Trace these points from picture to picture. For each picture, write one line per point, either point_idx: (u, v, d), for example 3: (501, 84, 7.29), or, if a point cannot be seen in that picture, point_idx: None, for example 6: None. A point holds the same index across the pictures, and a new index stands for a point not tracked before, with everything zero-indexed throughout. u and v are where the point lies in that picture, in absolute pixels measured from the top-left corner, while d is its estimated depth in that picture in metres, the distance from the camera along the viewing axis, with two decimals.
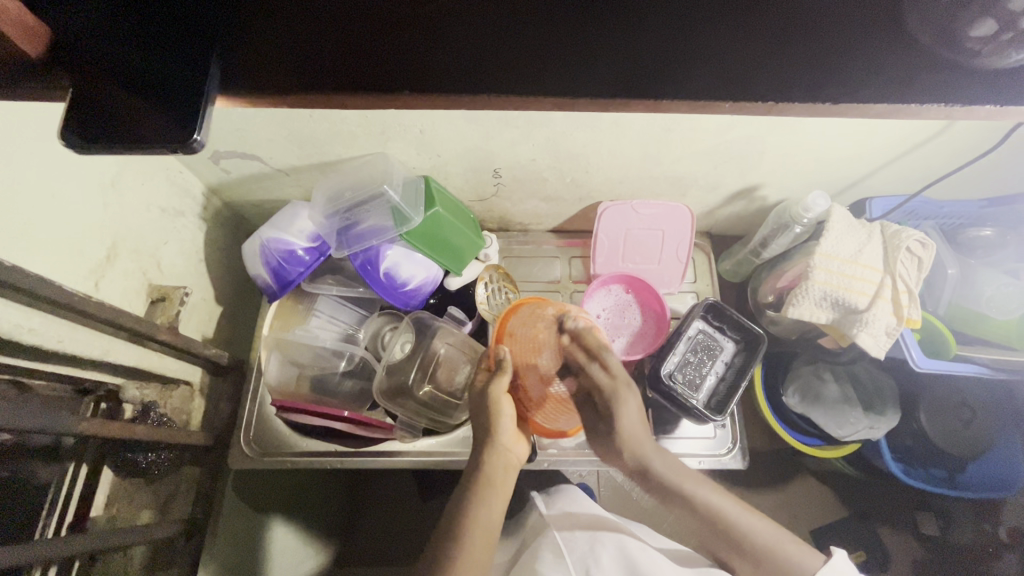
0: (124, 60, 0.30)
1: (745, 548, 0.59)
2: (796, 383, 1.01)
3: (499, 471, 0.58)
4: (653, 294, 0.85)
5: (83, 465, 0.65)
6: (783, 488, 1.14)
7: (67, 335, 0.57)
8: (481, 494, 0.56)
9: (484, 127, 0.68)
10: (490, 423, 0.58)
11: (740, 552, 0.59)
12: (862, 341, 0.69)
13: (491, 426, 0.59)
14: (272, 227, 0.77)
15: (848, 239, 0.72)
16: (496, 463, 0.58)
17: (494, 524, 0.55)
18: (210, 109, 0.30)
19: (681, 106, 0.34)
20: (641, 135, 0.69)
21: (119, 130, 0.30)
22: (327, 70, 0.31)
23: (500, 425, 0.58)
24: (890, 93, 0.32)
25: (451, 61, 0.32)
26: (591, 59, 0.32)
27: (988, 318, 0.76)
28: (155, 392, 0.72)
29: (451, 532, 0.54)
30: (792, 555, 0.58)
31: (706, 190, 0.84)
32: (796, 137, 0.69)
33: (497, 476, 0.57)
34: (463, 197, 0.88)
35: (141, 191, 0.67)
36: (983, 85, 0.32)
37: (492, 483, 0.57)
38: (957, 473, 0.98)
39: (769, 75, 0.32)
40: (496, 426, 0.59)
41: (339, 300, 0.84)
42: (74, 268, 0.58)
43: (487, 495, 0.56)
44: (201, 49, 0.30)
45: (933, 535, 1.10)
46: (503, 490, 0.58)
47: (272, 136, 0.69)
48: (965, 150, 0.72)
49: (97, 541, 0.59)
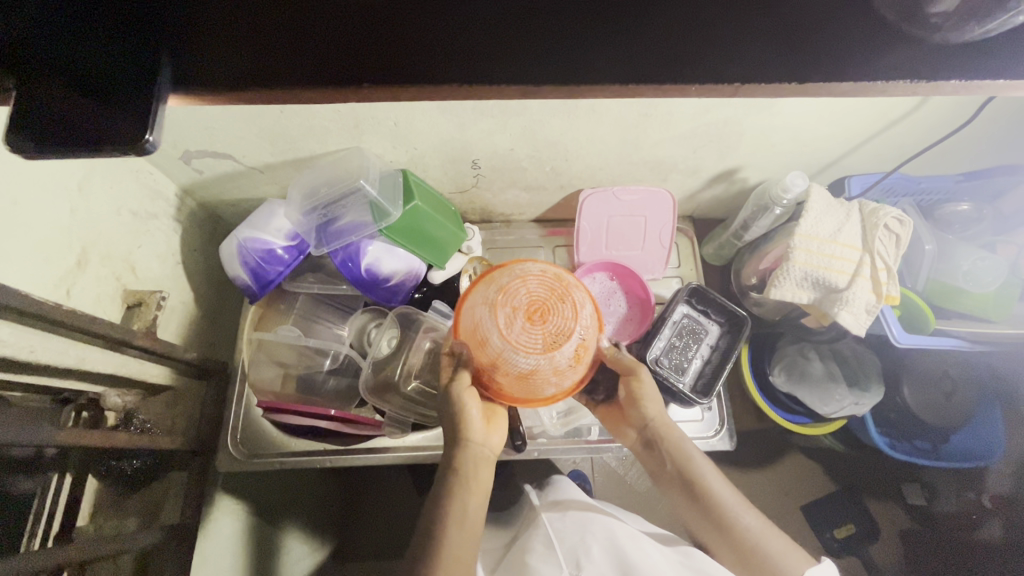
0: (69, 60, 0.29)
1: (737, 544, 0.60)
2: (782, 363, 1.02)
3: (468, 470, 0.58)
4: (637, 280, 0.86)
5: (66, 476, 0.65)
6: (772, 466, 1.16)
7: (41, 345, 0.55)
8: (458, 492, 0.56)
9: (459, 117, 0.67)
10: (460, 417, 0.58)
11: (731, 548, 0.61)
12: (843, 320, 0.70)
13: (461, 426, 0.58)
14: (249, 227, 0.75)
15: (827, 219, 0.73)
16: (467, 458, 0.58)
17: (472, 517, 0.56)
18: (161, 108, 0.29)
19: (648, 91, 0.33)
20: (619, 120, 0.69)
21: (67, 133, 0.29)
22: (285, 65, 0.31)
23: (469, 420, 0.58)
24: (858, 72, 0.32)
25: (416, 56, 0.31)
26: (551, 46, 0.32)
27: (967, 292, 0.77)
28: (137, 398, 0.71)
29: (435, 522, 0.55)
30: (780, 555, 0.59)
31: (687, 174, 0.84)
32: (772, 118, 0.69)
33: (468, 474, 0.57)
34: (443, 189, 0.87)
35: (110, 195, 0.65)
36: (948, 61, 0.32)
37: (464, 484, 0.57)
38: (940, 444, 1.00)
39: (736, 55, 0.32)
40: (466, 426, 0.58)
41: (319, 299, 0.85)
42: (42, 277, 0.56)
43: (461, 493, 0.56)
44: (152, 48, 0.29)
45: (920, 506, 1.12)
46: (480, 485, 0.58)
47: (243, 134, 0.67)
48: (940, 125, 0.73)
49: (84, 552, 0.59)
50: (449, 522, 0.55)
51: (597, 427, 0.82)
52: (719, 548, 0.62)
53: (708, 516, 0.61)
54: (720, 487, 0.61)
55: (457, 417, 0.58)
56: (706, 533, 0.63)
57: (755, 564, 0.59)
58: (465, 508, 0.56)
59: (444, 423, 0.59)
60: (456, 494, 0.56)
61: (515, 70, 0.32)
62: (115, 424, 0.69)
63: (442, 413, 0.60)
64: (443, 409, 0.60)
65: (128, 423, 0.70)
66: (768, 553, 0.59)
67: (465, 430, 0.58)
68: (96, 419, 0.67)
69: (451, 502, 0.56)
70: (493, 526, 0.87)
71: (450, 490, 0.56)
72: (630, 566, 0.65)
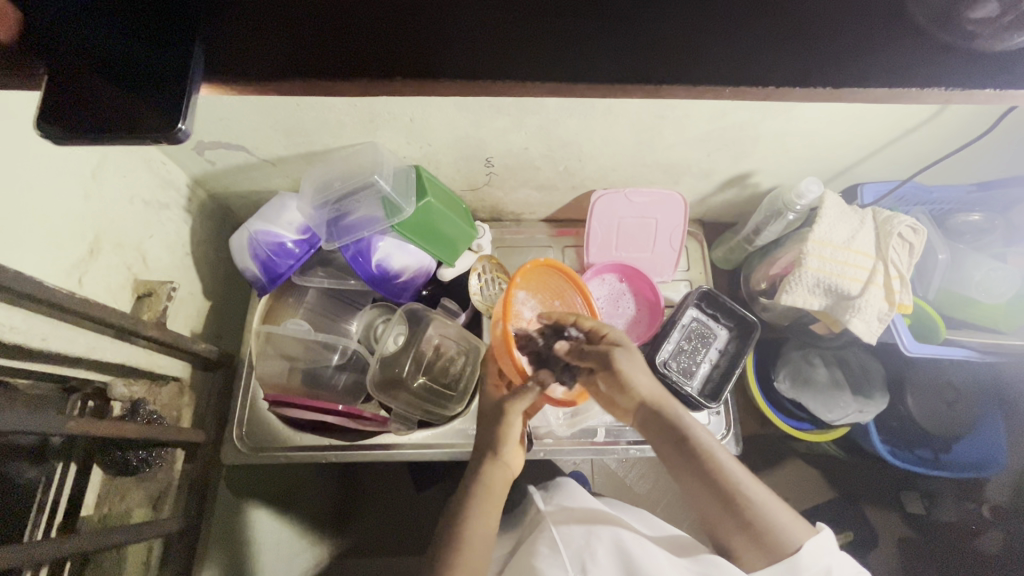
0: (103, 45, 0.29)
1: (744, 520, 0.59)
2: (787, 369, 1.02)
3: (496, 486, 0.61)
4: (647, 282, 0.86)
5: (71, 464, 0.65)
6: (773, 471, 1.16)
7: (51, 332, 0.55)
8: (483, 506, 0.59)
9: (475, 114, 0.67)
10: (494, 437, 0.61)
11: (740, 529, 0.59)
12: (854, 327, 0.70)
13: (495, 443, 0.61)
14: (262, 219, 0.75)
15: (841, 225, 0.72)
16: (493, 477, 0.61)
17: (481, 536, 0.59)
18: (193, 96, 0.29)
19: (679, 91, 0.33)
20: (635, 122, 0.68)
21: (98, 118, 0.28)
22: (318, 56, 0.30)
23: (504, 440, 0.61)
24: (890, 79, 0.32)
25: (449, 50, 0.31)
26: (584, 44, 0.31)
27: (977, 302, 0.77)
28: (144, 388, 0.71)
29: (450, 534, 0.58)
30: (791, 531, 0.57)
31: (699, 177, 0.84)
32: (789, 123, 0.69)
33: (493, 490, 0.60)
34: (454, 186, 0.87)
35: (122, 183, 0.65)
36: (979, 70, 0.32)
37: (489, 498, 0.60)
38: (942, 454, 1.00)
39: (769, 58, 0.32)
40: (499, 444, 0.61)
41: (328, 292, 0.84)
42: (55, 264, 0.56)
43: (486, 507, 0.59)
44: (184, 35, 0.29)
45: (920, 514, 1.13)
46: (495, 506, 0.61)
47: (258, 125, 0.67)
48: (954, 135, 0.73)
49: (87, 542, 0.58)
50: (462, 538, 0.58)
51: (603, 429, 0.82)
52: (726, 531, 0.60)
53: (718, 493, 0.60)
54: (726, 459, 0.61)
55: (492, 436, 0.62)
56: (717, 517, 0.61)
57: (768, 541, 0.57)
58: (487, 522, 0.59)
59: (478, 440, 0.63)
60: (472, 510, 0.59)
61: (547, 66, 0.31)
62: (122, 415, 0.68)
63: (478, 430, 0.64)
64: (480, 426, 0.64)
65: (135, 413, 0.69)
66: (779, 527, 0.57)
67: (496, 447, 0.61)
68: (103, 409, 0.67)
69: (467, 517, 0.59)
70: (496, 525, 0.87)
71: (469, 504, 0.59)
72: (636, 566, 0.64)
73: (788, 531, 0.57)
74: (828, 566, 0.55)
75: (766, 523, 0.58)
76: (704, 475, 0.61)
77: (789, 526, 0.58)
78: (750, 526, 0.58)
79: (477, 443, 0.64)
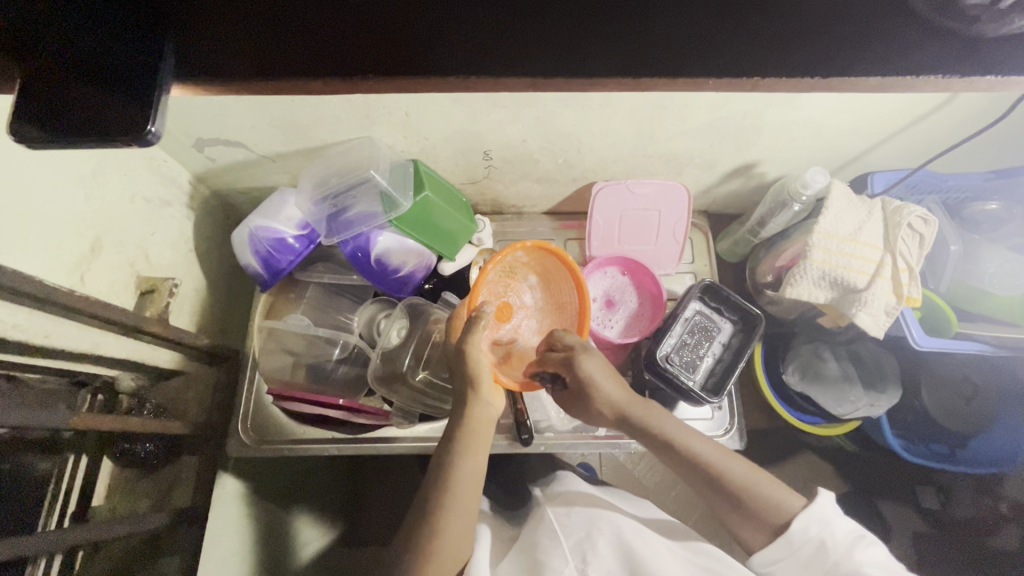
0: (75, 48, 0.29)
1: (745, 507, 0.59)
2: (797, 362, 1.00)
3: (479, 424, 0.59)
4: (648, 275, 0.84)
5: (82, 457, 0.67)
6: (784, 465, 1.14)
7: (53, 329, 0.56)
8: (465, 448, 0.58)
9: (470, 108, 0.66)
10: (471, 377, 0.58)
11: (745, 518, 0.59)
12: (860, 321, 0.68)
13: (470, 383, 0.59)
14: (260, 215, 0.75)
15: (847, 217, 0.70)
16: (476, 417, 0.59)
17: (472, 474, 0.58)
18: (164, 96, 0.29)
19: (660, 84, 0.32)
20: (634, 112, 0.67)
21: (71, 120, 0.29)
22: (291, 53, 0.30)
23: (481, 380, 0.59)
24: (882, 67, 0.30)
25: (426, 45, 0.30)
26: (566, 36, 0.30)
27: (991, 295, 0.75)
28: (148, 382, 0.72)
29: (439, 477, 0.58)
30: (771, 495, 0.59)
31: (703, 168, 0.82)
32: (793, 111, 0.67)
33: (475, 432, 0.59)
34: (454, 180, 0.86)
35: (123, 181, 0.66)
36: (978, 55, 0.30)
37: (474, 438, 0.59)
38: (958, 449, 0.97)
39: (758, 48, 0.30)
40: (476, 385, 0.59)
41: (329, 287, 0.84)
42: (57, 263, 0.57)
43: (473, 448, 0.58)
44: (155, 39, 0.29)
45: (934, 509, 1.10)
46: (482, 446, 0.60)
47: (254, 122, 0.67)
48: (970, 122, 0.70)
49: (97, 532, 0.60)
50: (452, 477, 0.57)
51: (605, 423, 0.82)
52: (735, 526, 0.60)
53: (704, 479, 0.60)
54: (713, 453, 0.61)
55: (468, 375, 0.59)
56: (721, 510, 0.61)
57: (755, 509, 0.58)
58: (471, 466, 0.58)
59: (454, 380, 0.60)
60: (461, 450, 0.58)
61: (523, 60, 0.31)
62: (129, 408, 0.70)
63: (450, 371, 0.61)
64: (450, 373, 0.61)
65: (140, 407, 0.71)
66: (761, 494, 0.59)
67: (477, 387, 0.59)
68: (111, 403, 0.68)
69: (457, 458, 0.58)
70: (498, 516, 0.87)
71: (453, 445, 0.58)
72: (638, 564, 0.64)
73: (775, 498, 0.58)
74: (820, 538, 0.56)
75: (746, 494, 0.59)
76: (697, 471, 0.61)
77: (777, 495, 0.59)
78: (744, 503, 0.59)
79: (453, 386, 0.61)
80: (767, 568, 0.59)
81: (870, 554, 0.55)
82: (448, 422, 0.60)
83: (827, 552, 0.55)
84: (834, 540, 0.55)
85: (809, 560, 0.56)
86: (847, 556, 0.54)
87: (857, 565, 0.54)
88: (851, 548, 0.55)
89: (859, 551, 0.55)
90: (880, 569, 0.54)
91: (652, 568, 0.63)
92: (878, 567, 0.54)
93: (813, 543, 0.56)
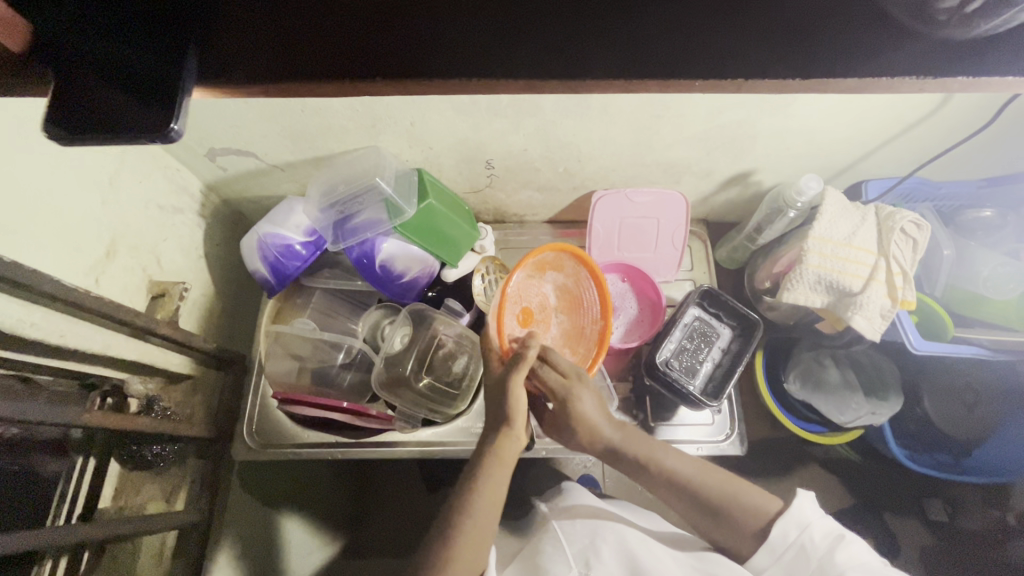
0: (104, 54, 0.31)
1: (739, 521, 0.60)
2: (797, 370, 1.01)
3: (509, 456, 0.60)
4: (647, 281, 0.86)
5: (91, 460, 0.68)
6: (788, 475, 1.14)
7: (69, 329, 0.58)
8: (487, 476, 0.59)
9: (473, 117, 0.69)
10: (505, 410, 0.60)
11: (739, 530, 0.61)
12: (856, 324, 0.69)
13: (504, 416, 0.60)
14: (269, 223, 0.78)
15: (841, 222, 0.72)
16: (502, 450, 0.60)
17: (491, 503, 0.58)
18: (185, 100, 0.31)
19: (651, 87, 0.34)
20: (630, 121, 0.69)
21: (96, 120, 0.31)
22: (302, 57, 0.32)
23: (514, 414, 0.60)
24: (858, 67, 0.32)
25: (427, 52, 0.33)
26: (561, 43, 0.33)
27: (986, 299, 0.76)
28: (158, 386, 0.74)
29: (458, 502, 0.58)
30: (750, 500, 0.61)
31: (700, 176, 0.84)
32: (785, 120, 0.69)
33: (500, 464, 0.59)
34: (457, 189, 0.88)
35: (138, 189, 0.68)
36: (947, 57, 0.32)
37: (500, 468, 0.59)
38: (962, 458, 0.98)
39: (739, 50, 0.32)
40: (509, 417, 0.60)
41: (335, 293, 0.86)
42: (74, 265, 0.59)
43: (495, 477, 0.59)
44: (175, 45, 0.31)
45: (942, 522, 1.09)
46: (507, 478, 0.60)
47: (265, 131, 0.70)
48: (956, 129, 0.72)
49: (106, 530, 0.61)
50: (472, 506, 0.57)
51: None
52: (731, 540, 0.62)
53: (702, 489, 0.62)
54: (750, 494, 0.61)
55: (505, 408, 0.60)
56: (713, 530, 0.63)
57: (742, 519, 0.60)
58: (491, 493, 0.58)
59: (489, 414, 0.62)
60: (482, 481, 0.58)
61: (521, 61, 0.33)
62: (138, 410, 0.71)
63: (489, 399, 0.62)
64: (488, 401, 0.62)
65: (149, 409, 0.72)
66: (744, 502, 0.61)
67: (510, 420, 0.60)
68: (120, 405, 0.69)
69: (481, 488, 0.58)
70: (500, 524, 0.87)
71: (478, 472, 0.59)
72: (639, 567, 0.65)
73: (745, 498, 0.61)
74: (799, 543, 0.57)
75: (727, 501, 0.61)
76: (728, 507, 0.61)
77: (744, 492, 0.62)
78: (726, 514, 0.61)
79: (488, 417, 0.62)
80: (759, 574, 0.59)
81: (851, 553, 0.55)
82: (477, 447, 0.62)
83: (807, 554, 0.57)
84: (812, 544, 0.57)
85: (793, 566, 0.57)
86: (827, 559, 0.55)
87: (840, 568, 0.54)
88: (830, 549, 0.56)
89: (839, 552, 0.55)
90: (863, 569, 0.54)
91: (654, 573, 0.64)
92: (860, 565, 0.54)
93: (792, 548, 0.57)
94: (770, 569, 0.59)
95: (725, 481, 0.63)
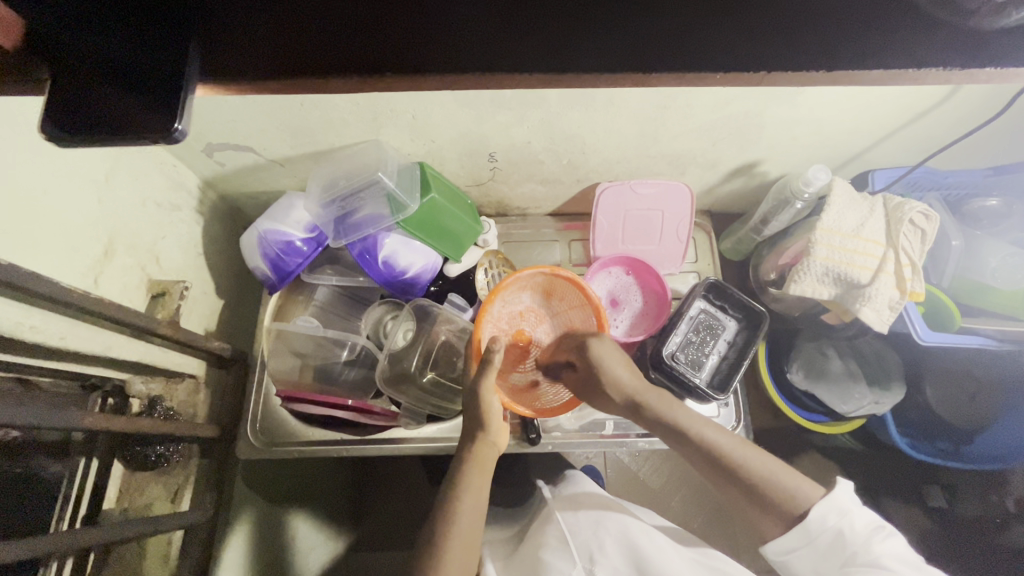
0: (99, 51, 0.30)
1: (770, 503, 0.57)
2: (800, 360, 1.01)
3: (487, 461, 0.61)
4: (653, 274, 0.85)
5: (94, 460, 0.68)
6: (790, 464, 1.14)
7: (70, 331, 0.56)
8: (463, 483, 0.59)
9: (476, 110, 0.67)
10: (478, 416, 0.61)
11: (774, 514, 0.57)
12: (864, 316, 0.69)
13: (479, 422, 0.61)
14: (269, 219, 0.77)
15: (849, 213, 0.71)
16: (478, 455, 0.61)
17: (472, 509, 0.59)
18: (189, 97, 0.30)
19: (670, 78, 0.34)
20: (637, 113, 0.68)
21: (97, 120, 0.30)
22: (310, 49, 0.31)
23: (490, 417, 0.61)
24: (883, 58, 0.32)
25: (441, 45, 0.32)
26: (581, 35, 0.31)
27: (993, 289, 0.75)
28: (161, 385, 0.73)
29: (442, 511, 0.59)
30: (787, 489, 0.57)
31: (705, 167, 0.83)
32: (794, 110, 0.68)
33: (477, 469, 0.60)
34: (459, 182, 0.87)
35: (134, 186, 0.66)
36: (976, 48, 0.31)
37: (479, 474, 0.60)
38: (962, 446, 0.97)
39: (762, 41, 0.31)
40: (484, 421, 0.61)
41: (337, 289, 0.85)
42: (72, 266, 0.58)
43: (473, 483, 0.59)
44: (175, 38, 0.30)
45: (941, 508, 1.10)
46: (486, 483, 0.61)
47: (264, 126, 0.68)
48: (964, 118, 0.71)
49: (114, 533, 0.60)
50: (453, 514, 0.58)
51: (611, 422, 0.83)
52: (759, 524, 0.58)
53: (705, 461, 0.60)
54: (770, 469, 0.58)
55: (478, 414, 0.61)
56: (744, 512, 0.59)
57: (777, 504, 0.56)
58: (468, 498, 0.59)
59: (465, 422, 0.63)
60: (461, 489, 0.59)
61: (540, 54, 0.32)
62: (140, 411, 0.71)
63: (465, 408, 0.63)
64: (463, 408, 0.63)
65: (152, 410, 0.72)
66: (777, 485, 0.57)
67: (485, 425, 0.61)
68: (122, 406, 0.70)
69: (460, 493, 0.59)
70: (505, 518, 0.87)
71: (458, 477, 0.60)
72: (643, 559, 0.65)
73: (788, 488, 0.57)
74: (838, 529, 0.54)
75: (764, 485, 0.57)
76: (748, 482, 0.59)
77: (789, 483, 0.57)
78: (759, 497, 0.57)
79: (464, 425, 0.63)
80: (782, 556, 0.57)
81: (889, 546, 0.52)
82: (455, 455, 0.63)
83: (844, 541, 0.53)
84: (852, 531, 0.53)
85: (825, 549, 0.54)
86: (865, 548, 0.52)
87: (876, 556, 0.51)
88: (869, 538, 0.53)
89: (877, 542, 0.53)
90: (900, 563, 0.51)
91: (658, 565, 0.64)
92: (896, 559, 0.51)
93: (828, 533, 0.54)
94: (799, 552, 0.56)
95: (747, 453, 0.60)
